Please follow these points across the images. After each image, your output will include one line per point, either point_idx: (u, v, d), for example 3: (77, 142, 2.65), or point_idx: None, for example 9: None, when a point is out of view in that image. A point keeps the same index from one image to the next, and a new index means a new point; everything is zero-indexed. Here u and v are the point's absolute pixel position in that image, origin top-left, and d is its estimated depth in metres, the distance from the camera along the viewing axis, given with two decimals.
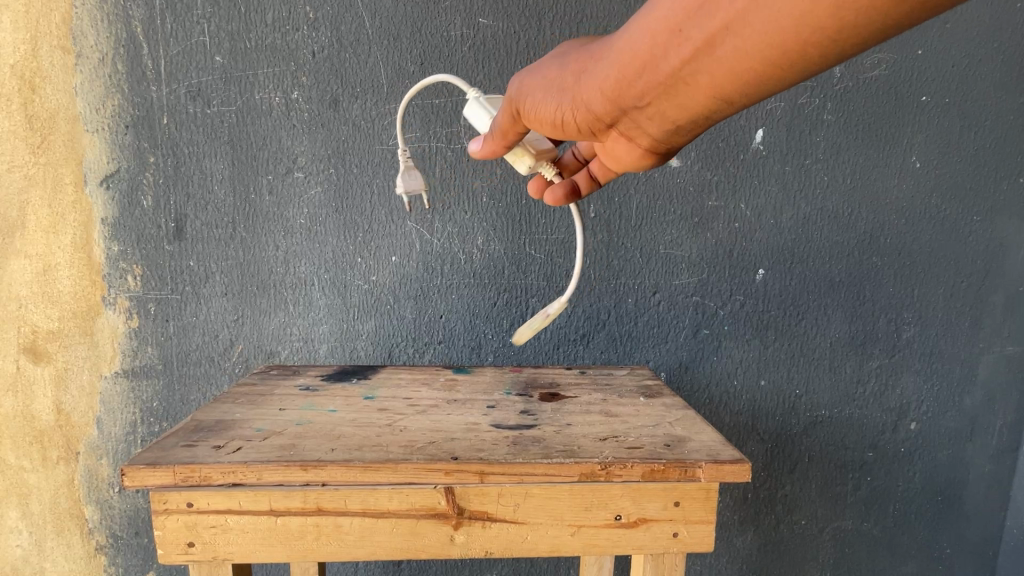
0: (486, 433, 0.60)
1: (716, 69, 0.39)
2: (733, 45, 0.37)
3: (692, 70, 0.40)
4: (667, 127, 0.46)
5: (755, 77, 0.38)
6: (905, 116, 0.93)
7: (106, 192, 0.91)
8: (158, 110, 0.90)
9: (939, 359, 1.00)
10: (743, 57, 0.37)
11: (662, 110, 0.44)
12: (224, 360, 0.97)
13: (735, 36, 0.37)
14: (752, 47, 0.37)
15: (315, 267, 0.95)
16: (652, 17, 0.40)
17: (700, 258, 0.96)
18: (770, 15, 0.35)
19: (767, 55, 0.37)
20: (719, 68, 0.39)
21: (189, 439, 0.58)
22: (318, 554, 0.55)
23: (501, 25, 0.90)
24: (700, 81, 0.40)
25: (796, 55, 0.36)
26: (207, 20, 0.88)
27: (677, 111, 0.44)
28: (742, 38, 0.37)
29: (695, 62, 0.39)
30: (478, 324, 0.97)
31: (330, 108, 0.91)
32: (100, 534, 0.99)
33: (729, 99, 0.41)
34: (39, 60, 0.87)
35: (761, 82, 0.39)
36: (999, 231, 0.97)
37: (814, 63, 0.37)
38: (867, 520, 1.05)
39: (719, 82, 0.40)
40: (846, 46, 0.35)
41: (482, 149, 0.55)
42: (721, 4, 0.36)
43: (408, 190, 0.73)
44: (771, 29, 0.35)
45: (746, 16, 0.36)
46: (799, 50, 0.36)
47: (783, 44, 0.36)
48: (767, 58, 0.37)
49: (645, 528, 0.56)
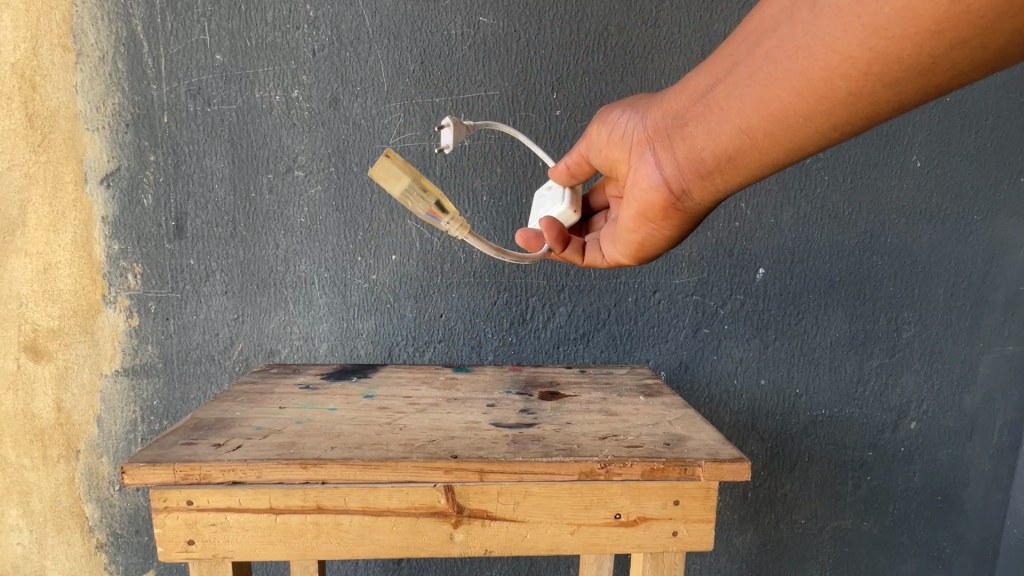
0: (486, 432, 0.60)
1: (748, 94, 0.46)
2: (768, 71, 0.44)
3: (729, 93, 0.47)
4: (694, 153, 0.51)
5: (779, 105, 0.44)
6: (906, 115, 0.93)
7: (106, 190, 0.91)
8: (158, 108, 0.90)
9: (939, 358, 1.00)
10: (773, 82, 0.44)
11: (695, 134, 0.50)
12: (224, 358, 0.97)
13: (771, 63, 0.44)
14: (781, 73, 0.43)
15: (315, 266, 0.95)
16: (716, 54, 0.49)
17: (701, 258, 0.96)
18: (800, 45, 0.42)
19: (798, 82, 0.43)
20: (754, 92, 0.45)
21: (189, 437, 0.58)
22: (317, 552, 0.55)
23: (501, 24, 0.90)
24: (734, 105, 0.47)
25: (825, 85, 0.41)
26: (207, 18, 0.88)
27: (705, 135, 0.50)
28: (774, 64, 0.44)
29: (733, 87, 0.47)
30: (478, 323, 0.97)
31: (330, 106, 0.91)
32: (100, 533, 0.99)
33: (755, 129, 0.46)
34: (39, 58, 0.88)
35: (787, 111, 0.44)
36: (1000, 230, 0.97)
37: (837, 99, 0.41)
38: (867, 519, 1.05)
39: (751, 105, 0.46)
40: (871, 83, 0.40)
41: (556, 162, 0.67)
42: (765, 38, 0.44)
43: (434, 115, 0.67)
44: (800, 57, 0.42)
45: (782, 46, 0.43)
46: (821, 79, 0.41)
47: (812, 71, 0.42)
48: (793, 84, 0.43)
49: (645, 527, 0.56)
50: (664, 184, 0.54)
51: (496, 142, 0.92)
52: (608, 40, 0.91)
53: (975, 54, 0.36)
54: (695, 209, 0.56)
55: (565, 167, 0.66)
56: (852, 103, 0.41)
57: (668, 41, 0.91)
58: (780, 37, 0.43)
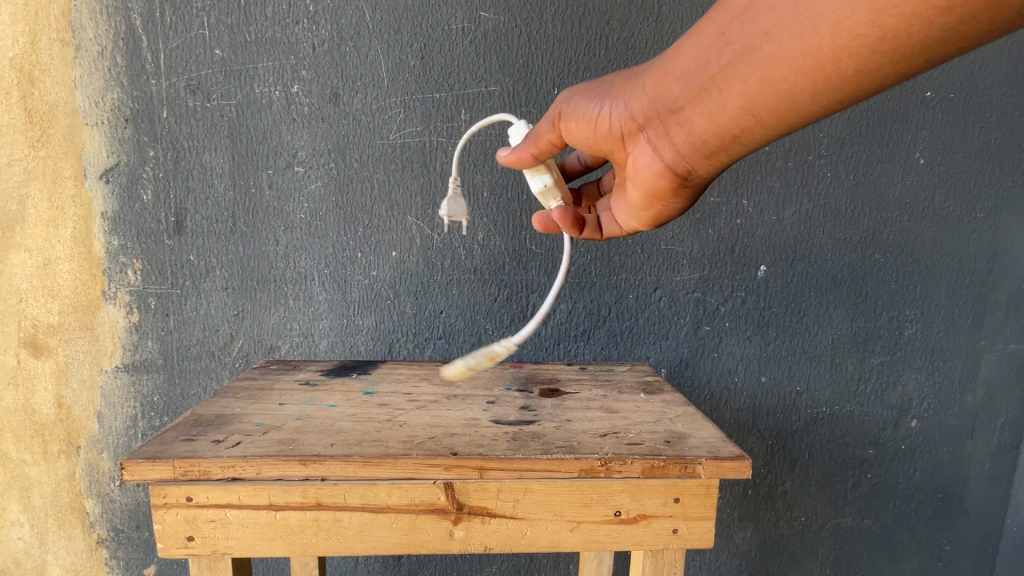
0: (486, 428, 0.60)
1: (749, 75, 0.43)
2: (770, 50, 0.42)
3: (727, 74, 0.44)
4: (692, 139, 0.49)
5: (786, 86, 0.42)
6: (910, 111, 0.93)
7: (105, 186, 0.91)
8: (157, 103, 0.89)
9: (941, 356, 1.00)
10: (777, 62, 0.42)
11: (692, 119, 0.48)
12: (224, 355, 0.97)
13: (773, 41, 0.41)
14: (786, 53, 0.41)
15: (315, 262, 0.95)
16: (702, 29, 0.45)
17: (702, 255, 0.95)
18: (806, 22, 0.40)
19: (804, 61, 0.41)
20: (756, 72, 0.43)
21: (189, 433, 0.58)
22: (317, 548, 0.55)
23: (502, 19, 0.89)
24: (734, 86, 0.45)
25: (833, 63, 0.40)
26: (207, 13, 0.87)
27: (704, 119, 0.47)
28: (777, 43, 0.41)
29: (731, 67, 0.44)
30: (478, 320, 0.97)
31: (330, 102, 0.91)
32: (100, 528, 0.99)
33: (761, 110, 0.45)
34: (38, 53, 0.87)
35: (793, 90, 0.43)
36: (1003, 228, 0.96)
37: (847, 77, 0.40)
38: (867, 516, 1.05)
39: (754, 87, 0.44)
40: (882, 60, 0.39)
41: (511, 156, 0.62)
42: (762, 15, 0.41)
43: (450, 211, 0.72)
44: (806, 35, 0.40)
45: (784, 23, 0.40)
46: (831, 57, 0.40)
47: (820, 49, 0.40)
48: (800, 63, 0.41)
49: (645, 524, 0.56)
50: (667, 170, 0.52)
51: (496, 138, 0.92)
52: (610, 35, 0.90)
53: (983, 27, 0.35)
54: (698, 186, 0.54)
55: (532, 158, 0.61)
56: (858, 80, 0.40)
57: (670, 36, 0.91)
58: (780, 13, 0.41)
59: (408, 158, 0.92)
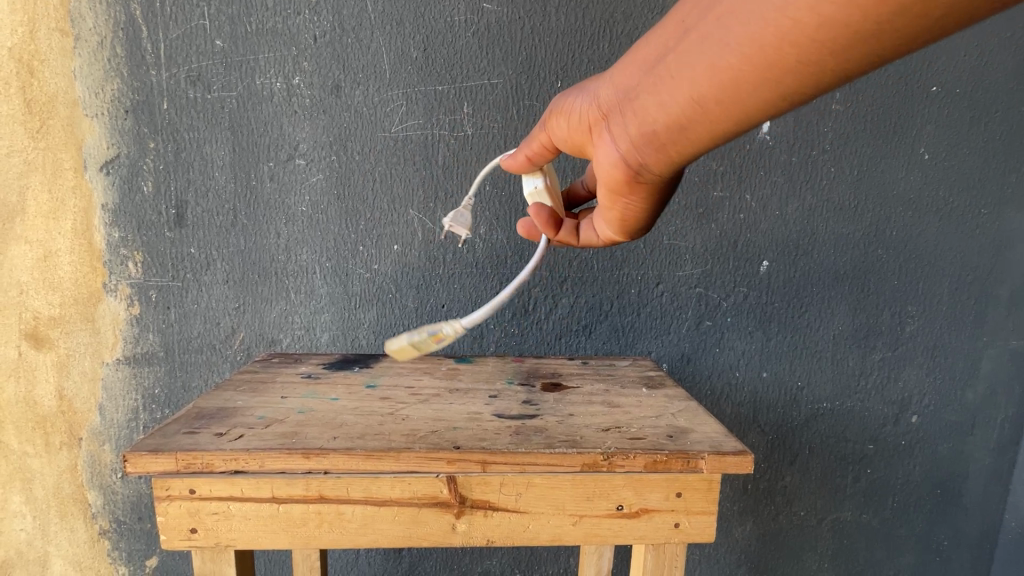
0: (488, 422, 0.60)
1: (700, 57, 0.38)
2: (720, 30, 0.37)
3: (680, 57, 0.40)
4: (641, 127, 0.44)
5: (733, 69, 0.37)
6: (915, 107, 0.92)
7: (105, 177, 0.90)
8: (157, 95, 0.89)
9: (942, 352, 1.00)
10: (725, 42, 0.36)
11: (644, 105, 0.43)
12: (225, 347, 0.96)
13: (726, 18, 0.36)
14: (734, 31, 0.36)
15: (317, 255, 0.94)
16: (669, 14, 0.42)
17: (704, 250, 0.95)
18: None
19: (749, 42, 0.35)
20: (706, 55, 0.38)
21: (191, 426, 0.58)
22: (319, 541, 0.55)
23: (505, 11, 0.88)
24: (683, 71, 0.39)
25: (780, 49, 0.34)
26: (207, 3, 0.87)
27: (655, 106, 0.42)
28: (729, 20, 0.36)
29: (685, 48, 0.39)
30: (480, 314, 0.97)
31: (332, 94, 0.90)
32: (103, 519, 0.99)
33: (706, 97, 0.39)
34: (37, 43, 0.86)
35: (739, 78, 0.37)
36: (1006, 224, 0.96)
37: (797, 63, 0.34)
38: (866, 511, 1.05)
39: (700, 72, 0.38)
40: (838, 41, 0.32)
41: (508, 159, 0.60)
42: None
43: (452, 223, 0.67)
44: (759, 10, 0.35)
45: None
46: (781, 40, 0.34)
47: (767, 29, 0.34)
48: (748, 44, 0.35)
49: (647, 519, 0.56)
50: (620, 160, 0.47)
51: (499, 131, 0.91)
52: (614, 27, 0.89)
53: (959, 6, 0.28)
54: (659, 184, 0.48)
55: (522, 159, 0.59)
56: (809, 70, 0.34)
57: None
58: None
59: (410, 151, 0.92)
